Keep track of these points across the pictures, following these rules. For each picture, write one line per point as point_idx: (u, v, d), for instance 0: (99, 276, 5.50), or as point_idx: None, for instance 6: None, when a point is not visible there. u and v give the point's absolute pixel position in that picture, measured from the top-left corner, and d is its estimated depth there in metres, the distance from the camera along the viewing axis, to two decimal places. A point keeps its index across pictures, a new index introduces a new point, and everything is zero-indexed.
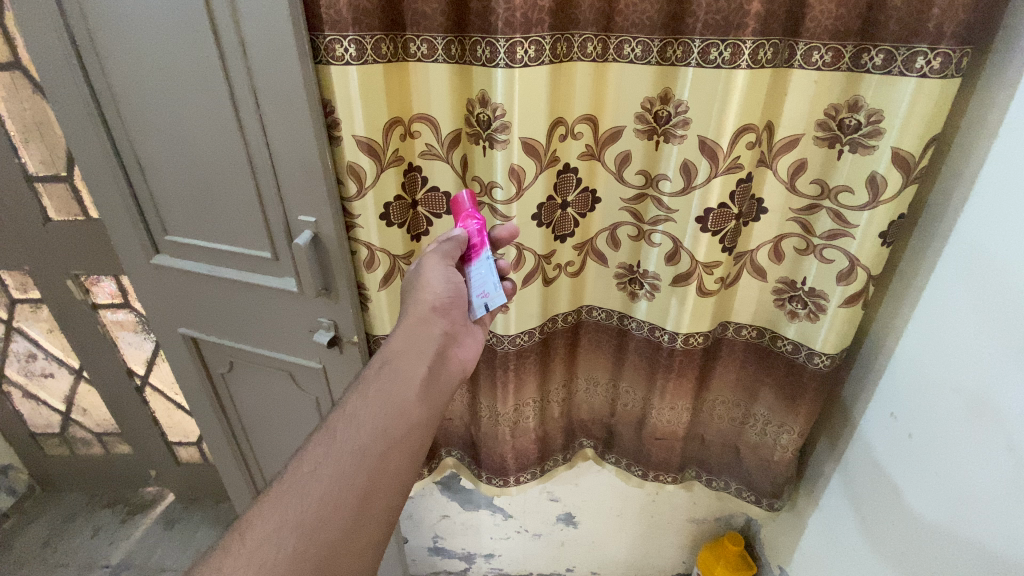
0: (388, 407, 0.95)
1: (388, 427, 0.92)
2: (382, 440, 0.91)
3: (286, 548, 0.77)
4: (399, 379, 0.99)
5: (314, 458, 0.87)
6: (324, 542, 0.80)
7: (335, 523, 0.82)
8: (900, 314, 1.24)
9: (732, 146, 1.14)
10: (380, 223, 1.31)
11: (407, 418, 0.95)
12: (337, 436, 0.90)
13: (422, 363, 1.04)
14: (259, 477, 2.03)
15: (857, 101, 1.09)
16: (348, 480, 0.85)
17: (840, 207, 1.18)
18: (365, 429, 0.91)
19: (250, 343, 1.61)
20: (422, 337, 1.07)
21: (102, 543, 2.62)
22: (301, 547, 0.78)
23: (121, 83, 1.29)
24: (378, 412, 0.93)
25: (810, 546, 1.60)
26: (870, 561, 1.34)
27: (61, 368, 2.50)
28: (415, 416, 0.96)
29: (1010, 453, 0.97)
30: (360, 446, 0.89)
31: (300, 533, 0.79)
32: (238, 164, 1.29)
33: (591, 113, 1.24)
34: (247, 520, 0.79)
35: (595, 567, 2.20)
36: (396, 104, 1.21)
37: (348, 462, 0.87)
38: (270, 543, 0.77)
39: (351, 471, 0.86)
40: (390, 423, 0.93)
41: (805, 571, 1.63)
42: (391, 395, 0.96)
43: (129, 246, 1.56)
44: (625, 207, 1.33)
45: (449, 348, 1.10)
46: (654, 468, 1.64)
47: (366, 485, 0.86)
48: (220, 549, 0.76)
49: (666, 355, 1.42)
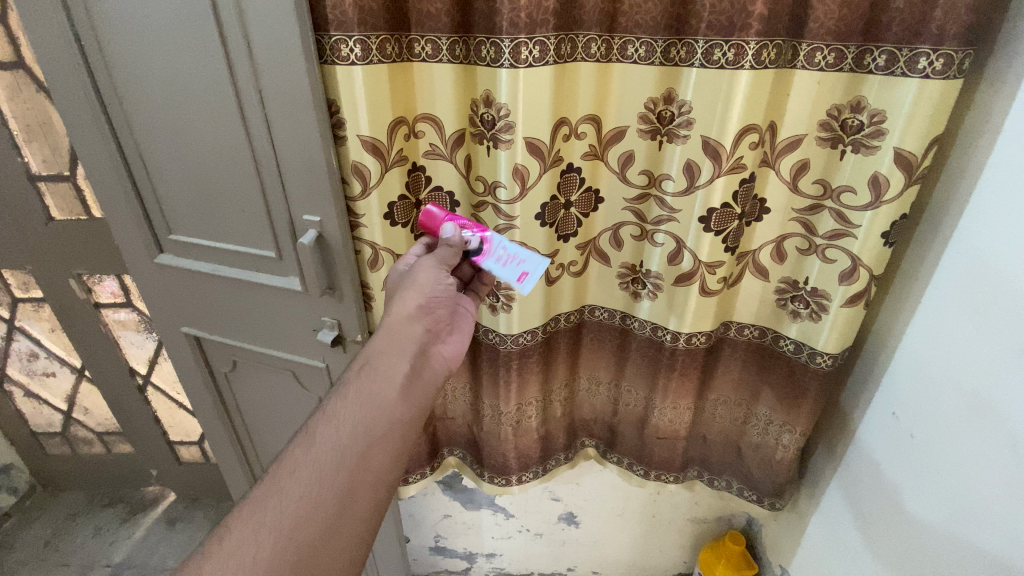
0: (367, 404, 0.94)
1: (369, 424, 0.92)
2: (362, 438, 0.91)
3: (264, 549, 0.78)
4: (380, 378, 0.99)
5: (293, 460, 0.87)
6: (302, 542, 0.81)
7: (315, 523, 0.83)
8: (901, 314, 1.25)
9: (735, 147, 1.14)
10: (384, 222, 1.31)
11: (387, 416, 0.95)
12: (317, 437, 0.90)
13: (404, 360, 1.03)
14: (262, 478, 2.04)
15: (859, 102, 1.09)
16: (329, 480, 0.86)
17: (843, 207, 1.18)
18: (346, 428, 0.91)
19: (253, 343, 1.61)
20: (401, 335, 1.05)
21: (103, 542, 2.62)
22: (279, 547, 0.79)
23: (126, 83, 1.29)
24: (362, 412, 0.93)
25: (811, 546, 1.60)
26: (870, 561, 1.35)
27: (62, 367, 2.51)
28: (398, 413, 0.96)
29: (1012, 453, 0.97)
30: (341, 445, 0.89)
31: (278, 534, 0.80)
32: (242, 164, 1.29)
33: (594, 113, 1.25)
34: (226, 526, 0.80)
35: (596, 566, 2.20)
36: (401, 104, 1.22)
37: (328, 462, 0.87)
38: (249, 545, 0.78)
39: (332, 472, 0.87)
40: (370, 420, 0.92)
41: (805, 570, 1.64)
42: (372, 393, 0.96)
43: (134, 246, 1.56)
44: (629, 207, 1.34)
45: (431, 346, 1.09)
46: (656, 468, 1.64)
47: (348, 484, 0.87)
48: (201, 553, 0.78)
49: (668, 356, 1.43)
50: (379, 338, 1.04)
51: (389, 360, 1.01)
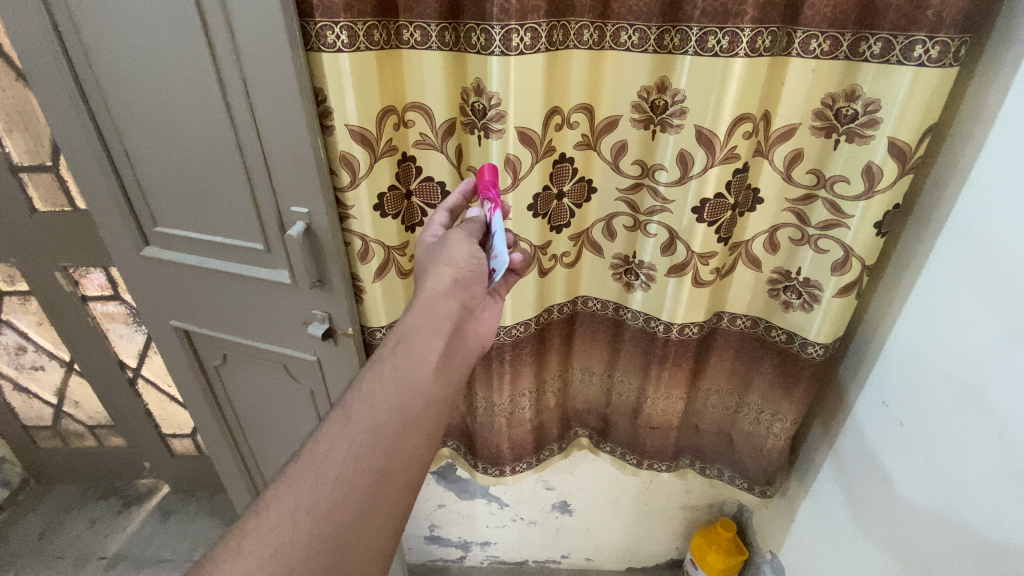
0: (404, 385, 0.93)
1: (403, 404, 0.91)
2: (399, 418, 0.89)
3: (302, 529, 0.77)
4: (416, 358, 0.97)
5: (329, 439, 0.86)
6: (340, 523, 0.79)
7: (352, 503, 0.81)
8: (892, 305, 1.25)
9: (729, 136, 1.13)
10: (374, 214, 1.29)
11: (421, 396, 0.93)
12: (352, 415, 0.88)
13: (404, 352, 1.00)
14: (257, 471, 2.03)
15: (854, 91, 1.08)
16: (365, 460, 0.84)
17: (836, 197, 1.18)
18: (381, 408, 0.89)
19: (243, 336, 1.59)
20: (423, 325, 1.02)
21: (97, 534, 2.60)
22: (317, 528, 0.78)
23: (106, 71, 1.25)
24: (396, 390, 0.92)
25: (802, 531, 1.62)
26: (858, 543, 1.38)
27: (51, 361, 2.47)
28: (431, 392, 0.95)
29: (1002, 443, 0.98)
30: (376, 425, 0.87)
31: (316, 515, 0.78)
32: (228, 154, 1.26)
33: (587, 103, 1.23)
34: (256, 509, 0.78)
35: (589, 554, 2.22)
36: (389, 93, 1.19)
37: (364, 441, 0.85)
38: (285, 526, 0.76)
39: (368, 452, 0.85)
40: (405, 400, 0.91)
41: (795, 555, 1.66)
42: (407, 373, 0.94)
43: (120, 238, 1.53)
44: (621, 198, 1.32)
45: (466, 323, 1.09)
46: (648, 457, 1.65)
47: (383, 465, 0.86)
48: (237, 533, 0.76)
49: (660, 346, 1.43)
50: (414, 314, 1.03)
51: (423, 339, 1.00)
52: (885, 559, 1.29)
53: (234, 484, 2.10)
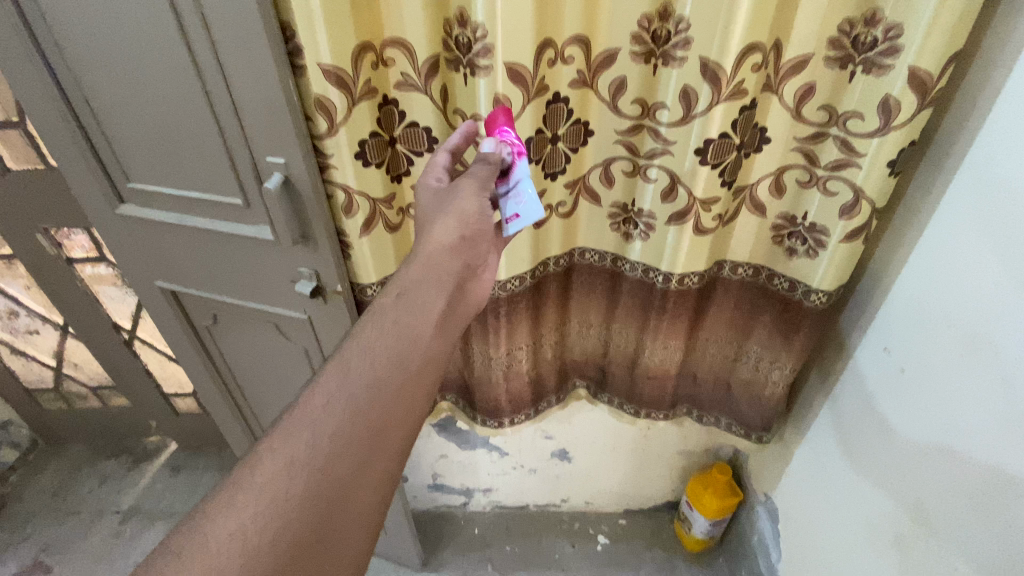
0: (401, 338, 0.90)
1: (399, 359, 0.88)
2: (397, 376, 0.87)
3: (298, 483, 0.75)
4: (415, 311, 0.93)
5: (325, 392, 0.83)
6: (337, 478, 0.78)
7: (349, 456, 0.80)
8: (900, 250, 1.21)
9: (736, 69, 1.04)
10: (356, 163, 1.21)
11: (418, 353, 0.90)
12: (351, 366, 0.85)
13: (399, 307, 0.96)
14: (261, 430, 2.05)
15: (874, 15, 0.98)
16: (362, 415, 0.82)
17: (848, 135, 1.10)
18: (379, 364, 0.86)
19: (231, 296, 1.55)
20: (411, 282, 0.97)
21: (110, 491, 2.67)
22: (314, 482, 0.76)
23: (51, 9, 1.13)
24: (393, 343, 0.89)
25: (797, 475, 1.65)
26: (849, 488, 1.41)
27: (45, 325, 2.45)
28: (428, 347, 0.92)
29: (1005, 388, 0.96)
30: (373, 380, 0.85)
31: (313, 470, 0.77)
32: (194, 101, 1.17)
33: (583, 34, 1.12)
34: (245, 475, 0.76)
35: (588, 497, 2.28)
36: (365, 27, 1.08)
37: (361, 396, 0.83)
38: (281, 479, 0.75)
39: (364, 407, 0.82)
40: (403, 354, 0.88)
41: (789, 498, 1.69)
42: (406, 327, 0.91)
43: (93, 196, 1.46)
44: (620, 140, 1.25)
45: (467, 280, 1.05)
46: (646, 406, 1.66)
47: (377, 421, 0.83)
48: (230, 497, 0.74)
49: (660, 297, 1.40)
50: (415, 270, 0.98)
51: (422, 295, 0.95)
52: (874, 504, 1.32)
53: (238, 443, 2.12)
